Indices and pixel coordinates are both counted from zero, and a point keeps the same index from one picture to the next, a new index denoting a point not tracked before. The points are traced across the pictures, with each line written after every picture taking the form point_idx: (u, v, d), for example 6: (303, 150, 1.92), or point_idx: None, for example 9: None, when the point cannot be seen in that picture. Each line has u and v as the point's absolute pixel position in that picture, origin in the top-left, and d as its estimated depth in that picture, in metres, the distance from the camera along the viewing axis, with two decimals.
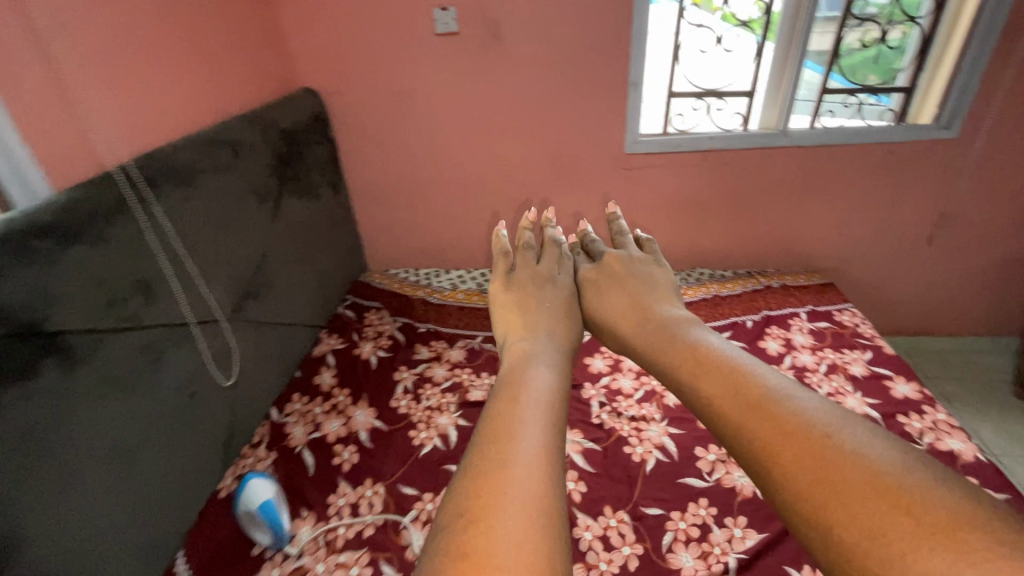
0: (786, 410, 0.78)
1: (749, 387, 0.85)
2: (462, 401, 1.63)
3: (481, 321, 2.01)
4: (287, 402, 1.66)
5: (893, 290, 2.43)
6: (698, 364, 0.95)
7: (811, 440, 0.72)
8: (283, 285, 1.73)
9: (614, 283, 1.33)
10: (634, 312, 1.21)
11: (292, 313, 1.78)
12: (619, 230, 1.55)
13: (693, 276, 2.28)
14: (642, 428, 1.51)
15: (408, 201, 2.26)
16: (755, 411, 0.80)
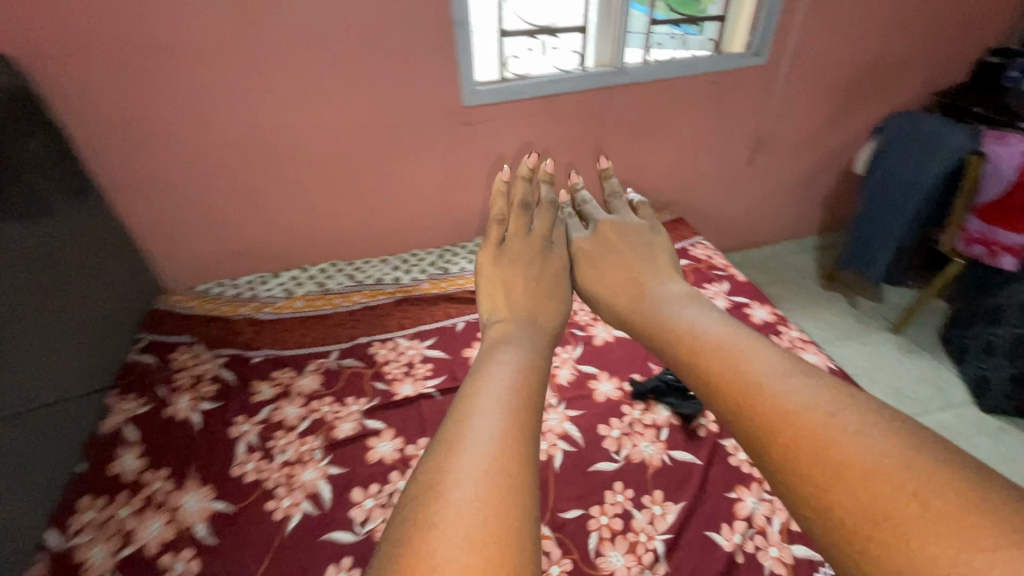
0: (726, 354, 0.77)
1: (701, 338, 0.83)
2: (329, 443, 1.32)
3: (333, 331, 1.67)
4: (78, 499, 1.22)
5: (728, 213, 2.60)
6: (662, 327, 0.92)
7: (745, 380, 0.71)
8: (8, 362, 1.21)
9: (608, 247, 1.26)
10: (620, 282, 1.14)
11: (33, 394, 1.28)
12: (616, 191, 1.46)
13: None
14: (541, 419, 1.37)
15: (200, 193, 1.74)
16: (701, 358, 0.79)
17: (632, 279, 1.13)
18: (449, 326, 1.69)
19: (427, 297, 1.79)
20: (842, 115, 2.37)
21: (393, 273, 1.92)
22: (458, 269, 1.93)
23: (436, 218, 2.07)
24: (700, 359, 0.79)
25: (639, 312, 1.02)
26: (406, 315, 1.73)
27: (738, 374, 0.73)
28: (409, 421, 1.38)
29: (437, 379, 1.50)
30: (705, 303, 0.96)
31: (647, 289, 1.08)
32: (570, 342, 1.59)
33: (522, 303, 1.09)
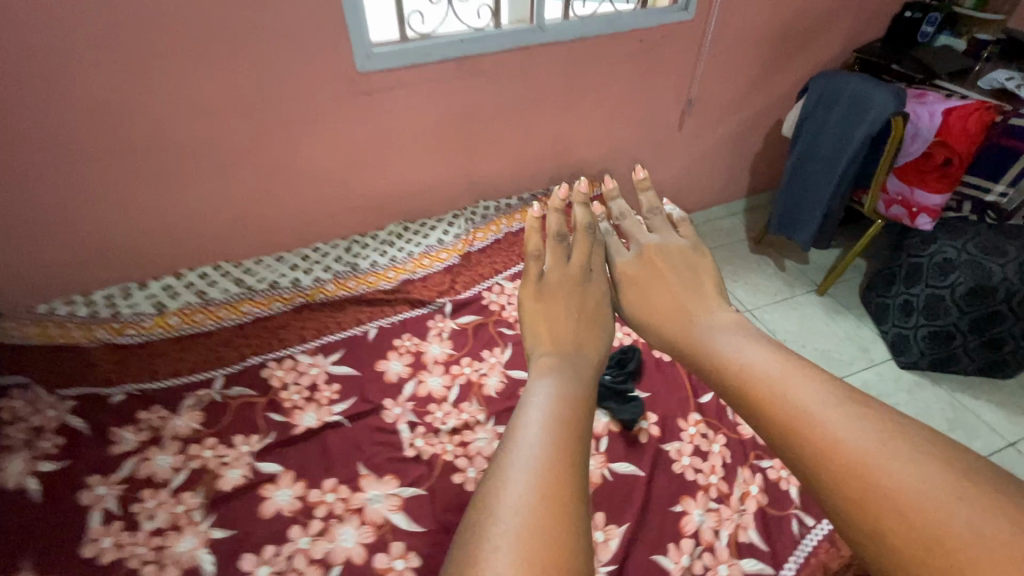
0: (785, 390, 0.64)
1: (745, 370, 0.69)
2: (212, 500, 1.10)
3: (217, 354, 1.40)
4: None
5: (661, 181, 2.47)
6: (719, 362, 0.76)
7: (796, 429, 0.60)
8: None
9: (649, 271, 1.05)
10: (669, 303, 0.94)
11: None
12: (657, 205, 1.18)
13: (479, 215, 1.92)
14: (467, 440, 1.21)
15: (17, 188, 1.37)
16: (766, 398, 0.64)
17: (681, 303, 0.94)
18: (359, 335, 1.47)
19: (332, 301, 1.55)
20: (767, 74, 2.29)
21: (290, 273, 1.65)
22: (368, 264, 1.69)
23: (339, 204, 1.79)
24: (762, 401, 0.64)
25: (685, 339, 0.86)
26: (306, 325, 1.49)
27: (803, 412, 0.60)
28: (312, 459, 1.17)
29: (346, 403, 1.29)
30: (757, 330, 0.81)
31: (689, 312, 0.91)
32: (497, 345, 1.44)
33: (558, 331, 0.90)
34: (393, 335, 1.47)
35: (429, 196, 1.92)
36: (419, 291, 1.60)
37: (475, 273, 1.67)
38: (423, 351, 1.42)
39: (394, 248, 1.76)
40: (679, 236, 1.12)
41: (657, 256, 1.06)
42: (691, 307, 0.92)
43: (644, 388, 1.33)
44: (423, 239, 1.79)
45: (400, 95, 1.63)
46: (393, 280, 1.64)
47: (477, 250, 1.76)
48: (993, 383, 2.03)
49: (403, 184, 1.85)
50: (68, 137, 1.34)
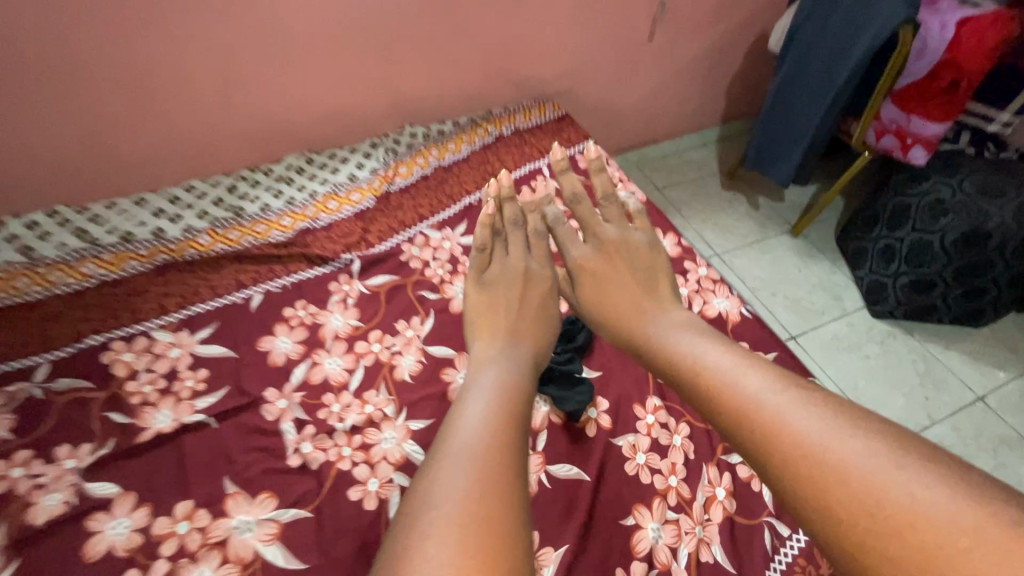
0: (741, 388, 0.64)
1: (706, 369, 0.69)
2: (16, 541, 0.82)
3: (42, 333, 1.06)
4: None
5: (629, 104, 2.12)
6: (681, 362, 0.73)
7: (764, 426, 0.60)
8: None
9: (609, 268, 0.95)
10: (622, 300, 0.89)
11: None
12: (612, 191, 1.05)
13: (403, 145, 1.55)
14: (371, 442, 0.96)
15: None
16: (721, 393, 0.66)
17: (638, 300, 0.87)
18: (238, 303, 1.15)
19: (205, 258, 1.21)
20: None
21: (152, 221, 1.28)
22: (258, 209, 1.34)
23: (218, 130, 1.39)
24: (723, 400, 0.65)
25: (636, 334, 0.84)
26: (169, 291, 1.15)
27: (750, 409, 0.62)
28: (162, 475, 0.90)
29: (214, 395, 1.00)
30: (707, 328, 0.80)
31: (626, 298, 0.89)
32: (416, 314, 1.15)
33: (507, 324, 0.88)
34: (283, 302, 1.16)
35: (340, 119, 1.53)
36: (321, 243, 1.27)
37: (394, 220, 1.34)
38: (321, 324, 1.12)
39: (293, 188, 1.40)
40: (636, 228, 1.01)
41: (611, 249, 0.97)
42: (650, 302, 0.87)
43: (595, 366, 1.09)
44: (331, 177, 1.44)
45: None
46: (288, 229, 1.30)
47: (398, 190, 1.42)
48: (967, 333, 1.90)
49: (301, 105, 1.45)
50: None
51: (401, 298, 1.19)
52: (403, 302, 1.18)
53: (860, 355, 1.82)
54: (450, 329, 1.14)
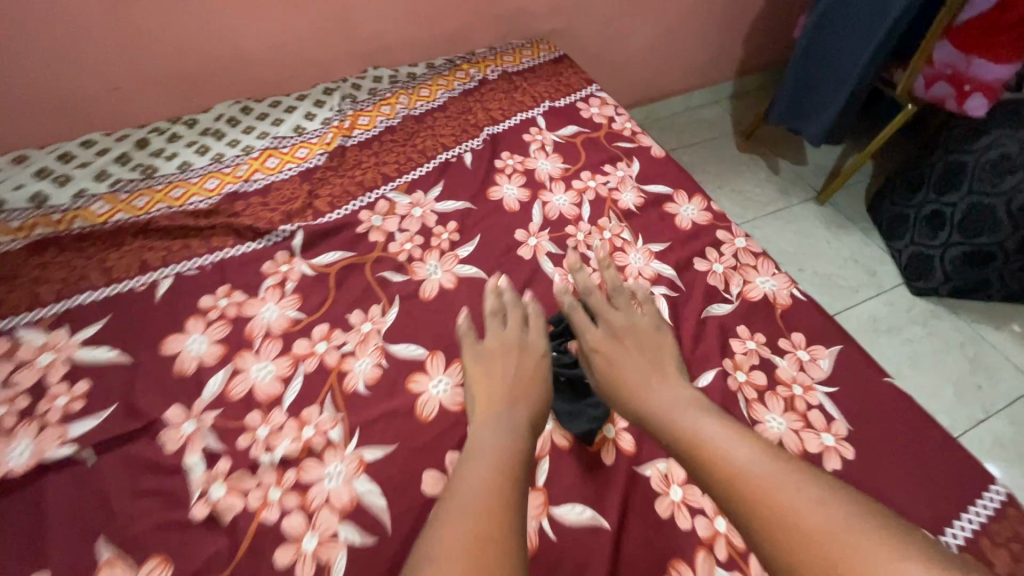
0: (759, 470, 0.58)
1: (714, 450, 0.61)
2: None
3: None
4: None
5: (633, 51, 1.83)
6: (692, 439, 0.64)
7: (791, 516, 0.53)
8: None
9: (619, 347, 0.78)
10: (638, 383, 0.73)
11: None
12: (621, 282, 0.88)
13: (364, 91, 1.25)
14: (308, 480, 0.70)
15: None
16: (740, 479, 0.58)
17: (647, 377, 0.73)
18: (139, 290, 0.87)
19: (98, 231, 0.93)
20: None
21: (33, 184, 0.99)
22: (174, 169, 1.05)
23: (125, 72, 1.10)
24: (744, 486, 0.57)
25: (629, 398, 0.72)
26: (48, 275, 0.87)
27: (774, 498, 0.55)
28: (9, 537, 0.64)
29: (95, 418, 0.73)
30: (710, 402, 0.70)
31: (636, 375, 0.74)
32: (374, 302, 0.88)
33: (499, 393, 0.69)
34: (199, 288, 0.88)
35: (283, 58, 1.22)
36: (254, 212, 0.99)
37: (350, 181, 1.06)
38: (248, 317, 0.85)
39: (222, 143, 1.11)
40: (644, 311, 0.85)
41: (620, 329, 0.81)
42: (670, 385, 0.73)
43: None
44: (272, 129, 1.14)
45: None
46: (213, 193, 1.02)
47: (356, 144, 1.13)
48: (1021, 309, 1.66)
49: (228, 39, 1.14)
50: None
51: (357, 279, 0.91)
52: (359, 285, 0.90)
53: (902, 339, 1.59)
54: (420, 320, 0.87)
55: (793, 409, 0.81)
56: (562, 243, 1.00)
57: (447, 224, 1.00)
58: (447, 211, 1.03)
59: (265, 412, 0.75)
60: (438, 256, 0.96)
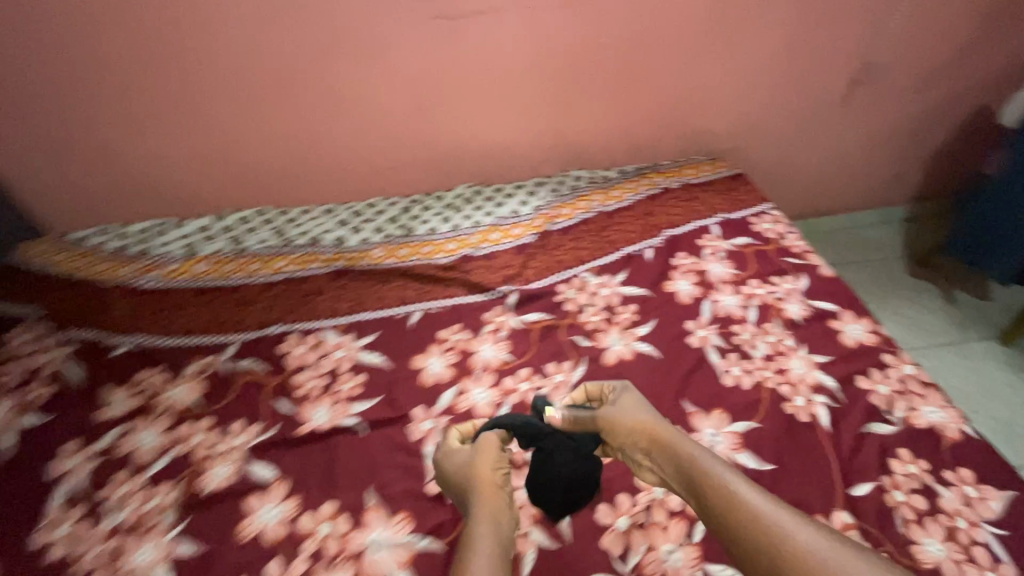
0: (743, 494, 0.76)
1: (708, 474, 0.80)
2: (187, 503, 0.88)
3: (237, 315, 1.19)
4: None
5: (805, 169, 1.95)
6: (690, 467, 0.82)
7: (765, 526, 0.72)
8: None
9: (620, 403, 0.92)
10: (654, 426, 0.88)
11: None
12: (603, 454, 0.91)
13: (567, 188, 1.55)
14: (509, 485, 0.92)
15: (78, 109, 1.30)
16: (728, 500, 0.76)
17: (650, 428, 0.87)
18: (399, 317, 1.19)
19: (376, 270, 1.29)
20: (965, 47, 1.73)
21: (338, 230, 1.40)
22: (426, 232, 1.41)
23: (400, 155, 1.54)
24: (727, 505, 0.76)
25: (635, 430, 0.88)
26: (342, 296, 1.24)
27: (761, 521, 0.73)
28: (314, 472, 0.93)
29: (368, 403, 1.03)
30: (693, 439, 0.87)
31: (645, 414, 0.90)
32: (566, 358, 1.10)
33: (466, 482, 0.84)
34: (439, 324, 1.18)
35: (507, 155, 1.61)
36: (481, 273, 1.28)
37: (552, 259, 1.32)
38: (472, 352, 1.11)
39: (459, 216, 1.45)
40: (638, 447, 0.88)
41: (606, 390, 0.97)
42: (662, 420, 0.90)
43: (768, 458, 0.94)
44: (495, 211, 1.48)
45: (472, 31, 1.35)
46: (451, 253, 1.34)
47: (558, 230, 1.41)
48: None
49: (475, 140, 1.55)
50: (125, 43, 1.22)
51: (554, 335, 1.14)
52: (556, 342, 1.13)
53: None
54: (602, 379, 1.07)
55: (954, 539, 0.84)
56: (728, 338, 1.14)
57: (629, 306, 1.21)
58: (629, 294, 1.24)
59: (477, 421, 0.97)
60: (619, 330, 1.16)
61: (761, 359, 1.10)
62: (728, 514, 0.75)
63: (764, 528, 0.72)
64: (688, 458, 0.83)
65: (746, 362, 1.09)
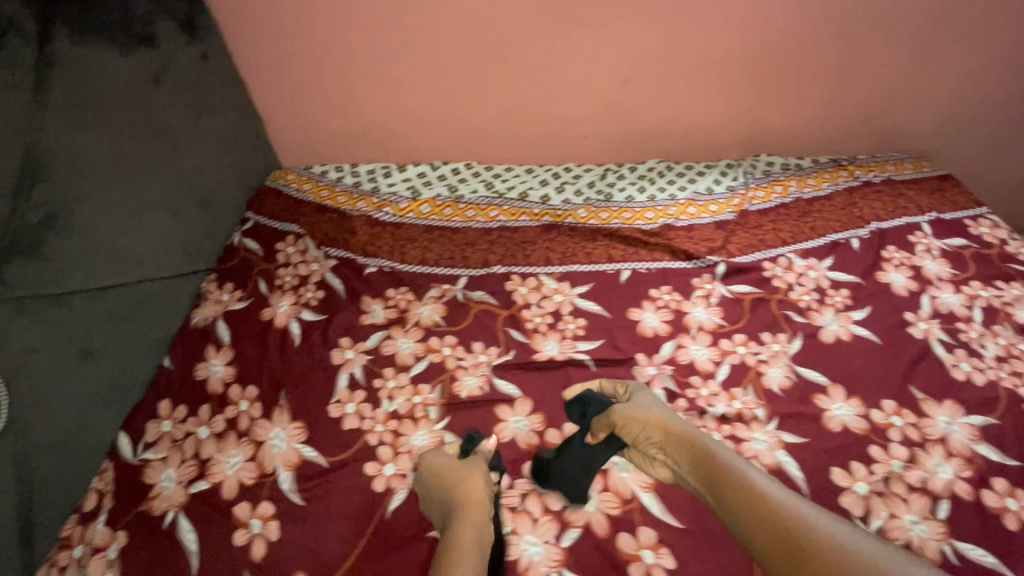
0: (767, 492, 0.77)
1: (727, 472, 0.81)
2: (448, 402, 1.01)
3: (462, 253, 1.31)
4: (169, 386, 1.01)
5: (1009, 178, 1.80)
6: (706, 463, 0.83)
7: (796, 525, 0.72)
8: (70, 214, 0.96)
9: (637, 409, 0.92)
10: (665, 425, 0.89)
11: (106, 267, 1.00)
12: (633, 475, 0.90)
13: (760, 172, 1.55)
14: (740, 436, 0.96)
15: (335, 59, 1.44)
16: (749, 496, 0.77)
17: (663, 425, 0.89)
18: (610, 272, 1.26)
19: (583, 227, 1.37)
20: None
21: (542, 188, 1.50)
22: (624, 199, 1.47)
23: (594, 125, 1.59)
24: (748, 501, 0.77)
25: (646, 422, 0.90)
26: (553, 247, 1.33)
27: (767, 499, 0.76)
28: (553, 394, 1.03)
29: (592, 343, 1.11)
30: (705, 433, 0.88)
31: (661, 413, 0.92)
32: (781, 331, 1.13)
33: (452, 484, 0.84)
34: (649, 283, 1.23)
35: (696, 135, 1.63)
36: (685, 241, 1.33)
37: (755, 237, 1.34)
38: (685, 312, 1.17)
39: (654, 188, 1.50)
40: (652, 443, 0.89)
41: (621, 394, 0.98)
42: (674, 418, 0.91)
43: (1010, 454, 0.93)
44: (689, 186, 1.51)
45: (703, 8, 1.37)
46: (651, 221, 1.40)
47: (757, 211, 1.42)
48: None
49: (673, 116, 1.58)
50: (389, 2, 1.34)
51: (766, 307, 1.17)
52: (769, 313, 1.16)
53: None
54: (820, 355, 1.08)
55: None
56: (952, 334, 1.12)
57: (840, 290, 1.21)
58: (840, 279, 1.24)
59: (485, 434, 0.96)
60: (832, 311, 1.17)
61: (993, 360, 1.07)
62: (753, 513, 0.76)
63: (795, 529, 0.72)
64: (704, 455, 0.84)
65: (975, 360, 1.07)
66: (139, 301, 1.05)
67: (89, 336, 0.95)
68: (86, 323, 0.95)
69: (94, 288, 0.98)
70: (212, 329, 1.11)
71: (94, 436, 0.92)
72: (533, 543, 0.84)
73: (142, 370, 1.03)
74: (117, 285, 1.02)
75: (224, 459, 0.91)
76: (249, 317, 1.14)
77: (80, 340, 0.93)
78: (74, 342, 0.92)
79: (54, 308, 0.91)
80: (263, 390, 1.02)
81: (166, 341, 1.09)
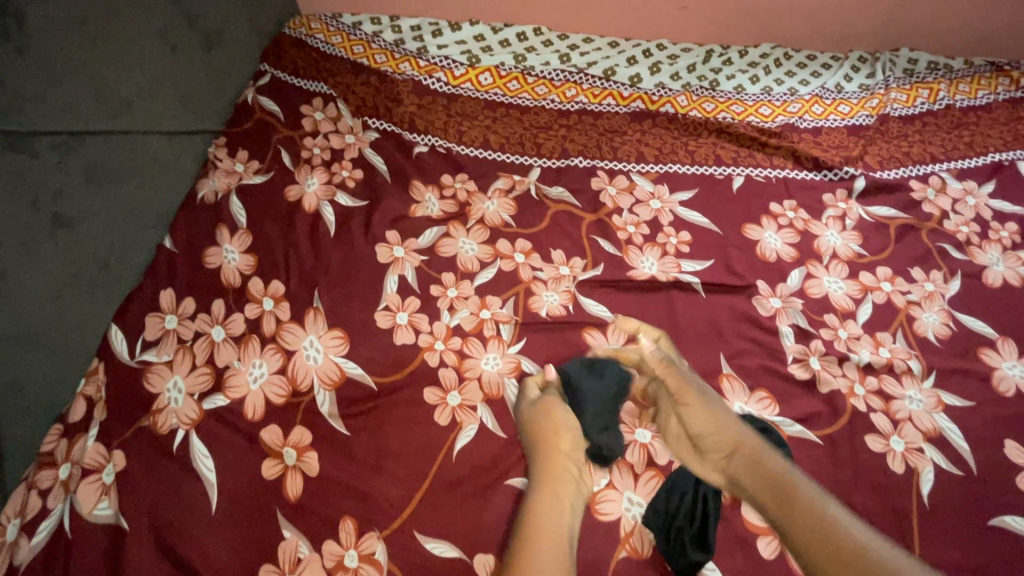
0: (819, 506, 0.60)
1: (794, 488, 0.62)
2: (523, 321, 0.80)
3: (533, 138, 1.04)
4: (170, 276, 0.80)
5: None
6: (781, 483, 0.63)
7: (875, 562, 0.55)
8: (20, 17, 0.69)
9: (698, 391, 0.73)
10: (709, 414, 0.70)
11: (77, 101, 0.74)
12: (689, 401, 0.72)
13: (900, 70, 1.24)
14: (890, 393, 0.76)
15: None
16: (819, 523, 0.59)
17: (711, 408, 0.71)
18: (719, 178, 1.01)
19: (687, 119, 1.08)
20: None
21: (630, 67, 1.19)
22: (733, 89, 1.17)
23: None
24: (830, 544, 0.57)
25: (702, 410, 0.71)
26: (646, 139, 1.06)
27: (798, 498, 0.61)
28: (653, 321, 0.82)
29: (701, 264, 0.89)
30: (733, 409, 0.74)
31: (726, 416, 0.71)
32: (936, 267, 0.90)
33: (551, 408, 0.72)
34: (769, 194, 0.99)
35: (824, 17, 1.29)
36: (812, 147, 1.06)
37: (897, 149, 1.07)
38: (815, 235, 0.93)
39: (770, 78, 1.20)
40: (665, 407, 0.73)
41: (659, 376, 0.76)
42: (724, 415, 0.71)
43: None
44: (812, 80, 1.20)
45: None
46: (767, 119, 1.12)
47: (899, 117, 1.14)
48: None
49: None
50: None
51: (914, 236, 0.94)
52: (919, 243, 0.93)
53: None
54: (985, 301, 0.87)
55: None
56: None
57: (1006, 224, 0.97)
58: (1005, 210, 0.99)
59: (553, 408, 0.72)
60: (994, 248, 0.93)
61: None
62: (825, 546, 0.57)
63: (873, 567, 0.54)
64: (756, 458, 0.66)
65: None
66: (130, 162, 0.81)
67: (65, 199, 0.71)
68: (57, 181, 0.71)
69: (66, 133, 0.73)
70: (224, 208, 0.87)
71: (75, 328, 0.71)
72: (636, 502, 0.67)
73: (138, 246, 0.81)
74: (97, 134, 0.77)
75: (243, 370, 0.72)
76: (269, 198, 0.89)
77: (50, 204, 0.70)
78: (40, 206, 0.69)
79: (12, 153, 0.67)
80: (291, 290, 0.80)
81: (165, 215, 0.85)
